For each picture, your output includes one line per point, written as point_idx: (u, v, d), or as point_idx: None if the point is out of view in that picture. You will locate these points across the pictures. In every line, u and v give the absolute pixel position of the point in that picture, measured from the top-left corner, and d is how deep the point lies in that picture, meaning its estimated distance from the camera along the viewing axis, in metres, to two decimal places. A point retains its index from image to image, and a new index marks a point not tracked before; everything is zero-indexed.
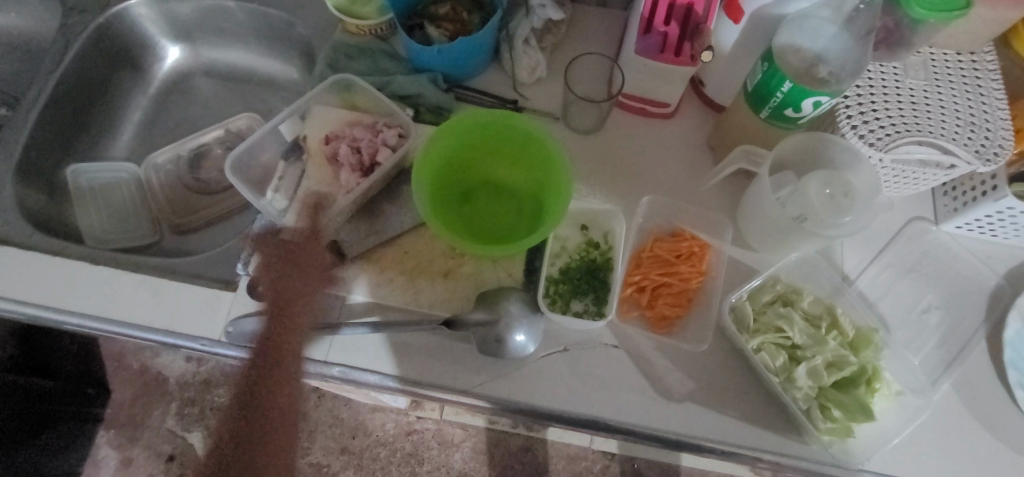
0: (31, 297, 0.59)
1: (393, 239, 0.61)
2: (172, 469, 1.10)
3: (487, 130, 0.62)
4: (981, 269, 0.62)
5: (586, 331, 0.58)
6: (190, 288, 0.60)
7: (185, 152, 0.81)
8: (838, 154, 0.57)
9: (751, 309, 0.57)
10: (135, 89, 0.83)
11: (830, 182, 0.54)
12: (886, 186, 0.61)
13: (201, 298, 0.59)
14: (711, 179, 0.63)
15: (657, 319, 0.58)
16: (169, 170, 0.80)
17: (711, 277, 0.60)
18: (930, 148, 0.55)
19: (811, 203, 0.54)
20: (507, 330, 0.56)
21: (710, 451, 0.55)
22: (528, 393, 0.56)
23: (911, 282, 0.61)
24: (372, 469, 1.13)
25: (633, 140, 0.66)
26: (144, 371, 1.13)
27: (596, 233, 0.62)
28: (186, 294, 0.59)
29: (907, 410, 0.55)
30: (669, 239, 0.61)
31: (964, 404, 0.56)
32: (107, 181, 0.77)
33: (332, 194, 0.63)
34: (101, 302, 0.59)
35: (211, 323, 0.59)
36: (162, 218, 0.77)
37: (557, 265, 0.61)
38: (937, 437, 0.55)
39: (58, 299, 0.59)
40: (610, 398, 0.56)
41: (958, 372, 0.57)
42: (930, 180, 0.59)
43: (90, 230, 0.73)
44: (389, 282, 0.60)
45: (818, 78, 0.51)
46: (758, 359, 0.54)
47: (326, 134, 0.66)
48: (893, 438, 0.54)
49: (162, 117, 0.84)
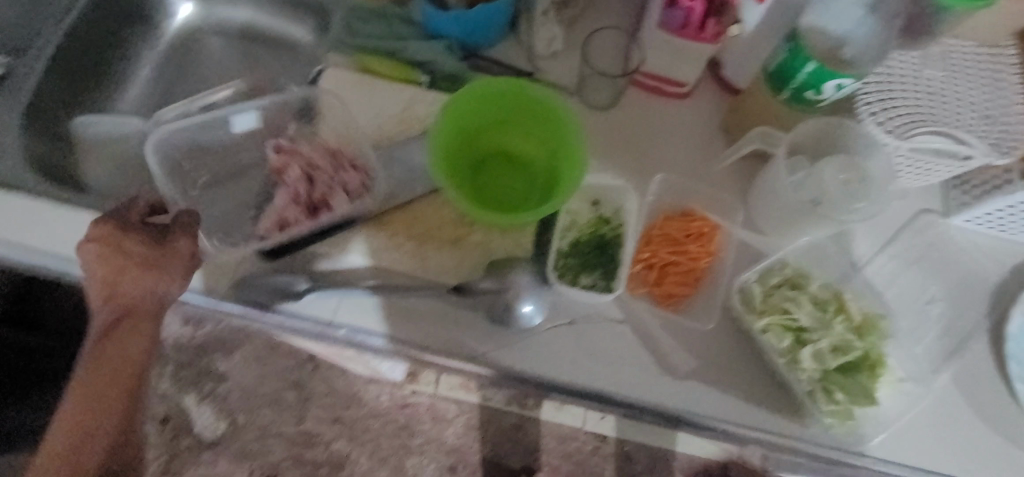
0: (37, 245, 0.58)
1: (403, 205, 0.61)
2: (166, 430, 1.14)
3: (503, 99, 0.61)
4: (988, 263, 0.62)
5: (592, 305, 0.58)
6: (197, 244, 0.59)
7: (193, 108, 0.78)
8: (854, 141, 0.56)
9: (759, 291, 0.57)
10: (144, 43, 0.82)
11: (845, 168, 0.56)
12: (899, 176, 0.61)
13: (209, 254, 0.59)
14: (724, 161, 0.63)
15: (663, 297, 0.58)
16: (176, 125, 0.77)
17: (719, 258, 0.60)
18: (947, 138, 0.55)
19: (825, 187, 0.55)
20: (516, 300, 0.56)
21: (710, 429, 0.55)
22: (533, 365, 0.56)
23: (919, 273, 0.61)
24: (364, 440, 1.13)
25: (648, 117, 0.65)
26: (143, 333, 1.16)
27: (605, 209, 0.62)
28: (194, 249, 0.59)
29: (908, 396, 0.55)
30: (679, 218, 0.60)
31: (963, 394, 0.57)
32: (112, 131, 0.75)
33: (343, 157, 0.63)
34: None
35: (218, 280, 0.58)
36: None
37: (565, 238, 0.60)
38: (934, 425, 0.55)
39: (64, 248, 0.59)
40: (614, 372, 0.56)
41: (959, 363, 0.58)
42: (943, 172, 0.59)
43: (96, 182, 0.72)
44: (397, 247, 0.59)
45: (842, 60, 0.51)
46: (764, 340, 0.54)
47: (338, 96, 0.65)
48: (892, 423, 0.54)
49: (169, 73, 0.82)
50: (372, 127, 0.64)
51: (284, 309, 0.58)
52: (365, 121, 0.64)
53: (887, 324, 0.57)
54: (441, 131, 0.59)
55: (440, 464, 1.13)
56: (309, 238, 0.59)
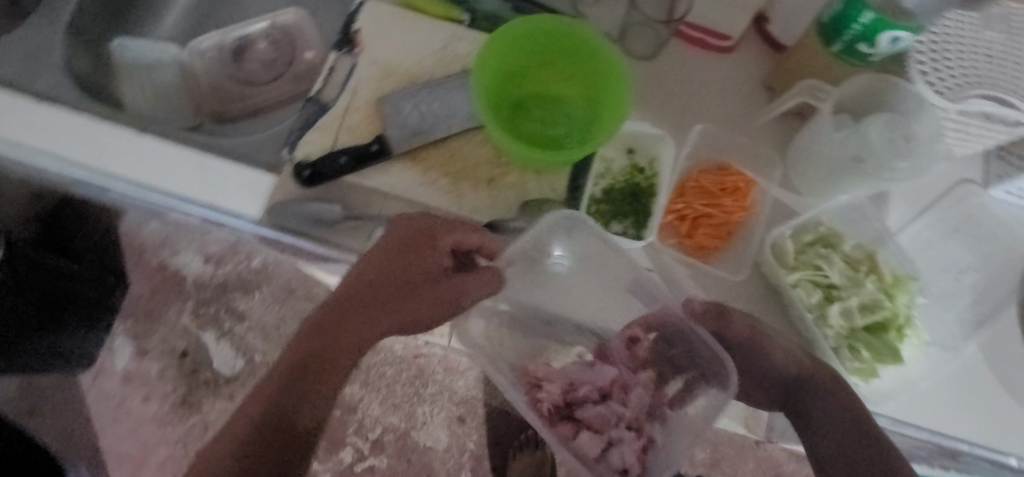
0: (78, 156, 0.59)
1: (440, 142, 0.60)
2: (185, 365, 1.07)
3: (545, 40, 0.61)
4: (1022, 236, 0.62)
5: (621, 251, 0.59)
6: (234, 166, 0.59)
7: (228, 41, 0.79)
8: (902, 100, 0.55)
9: (792, 248, 0.57)
10: None
11: (889, 127, 0.54)
12: None
13: (246, 177, 0.59)
14: (765, 117, 0.62)
15: (694, 248, 0.59)
16: (212, 56, 0.78)
17: (753, 213, 0.60)
18: (999, 102, 0.54)
19: (869, 144, 0.54)
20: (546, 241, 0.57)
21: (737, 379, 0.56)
22: None
23: (953, 242, 0.61)
24: (378, 386, 1.16)
25: (688, 69, 0.65)
26: (162, 268, 1.07)
27: (642, 156, 0.62)
28: (232, 172, 0.59)
29: (933, 360, 0.56)
30: (715, 171, 0.60)
31: (990, 363, 0.57)
32: (151, 58, 0.76)
33: (382, 91, 0.62)
34: (148, 169, 0.59)
35: (254, 201, 0.59)
36: (203, 104, 0.77)
37: (599, 183, 0.61)
38: (959, 391, 0.55)
39: (104, 160, 0.59)
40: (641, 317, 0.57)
41: (988, 332, 0.58)
42: (989, 138, 0.58)
43: (133, 104, 0.73)
44: (432, 183, 0.59)
45: (903, 13, 0.49)
46: (794, 294, 0.55)
47: (378, 29, 0.64)
48: (915, 384, 0.55)
49: (204, 3, 0.81)
50: (411, 61, 0.63)
51: (319, 236, 0.59)
52: (403, 56, 0.63)
53: (918, 288, 0.57)
54: (483, 69, 0.58)
55: (450, 415, 1.15)
56: (342, 167, 0.58)
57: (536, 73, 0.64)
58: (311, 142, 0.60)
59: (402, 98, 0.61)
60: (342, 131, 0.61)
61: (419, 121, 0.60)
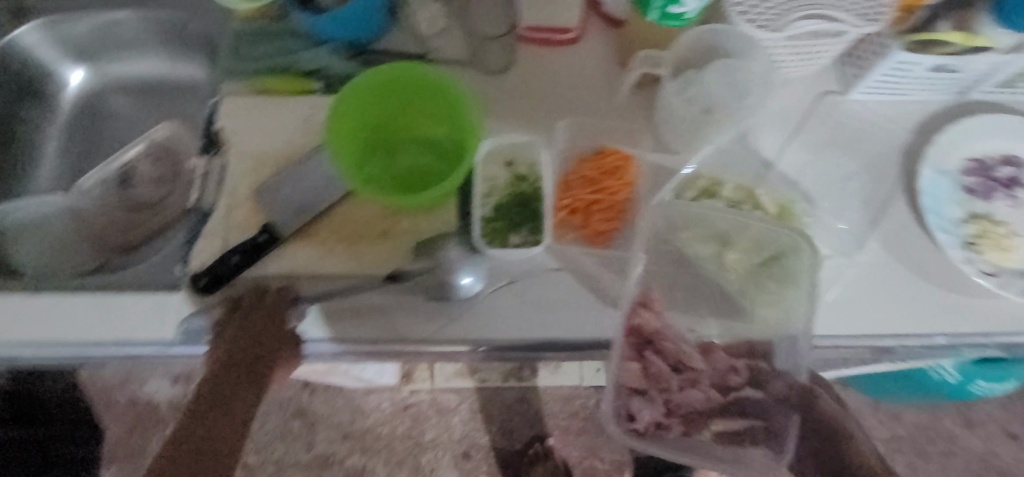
0: None
1: (327, 210, 0.62)
2: None
3: (392, 86, 0.62)
4: (893, 128, 0.64)
5: (528, 261, 0.60)
6: (133, 298, 0.59)
7: (110, 172, 0.80)
8: (732, 44, 0.58)
9: (678, 208, 0.60)
10: (46, 120, 0.82)
11: (727, 72, 0.57)
12: (787, 65, 0.63)
13: (147, 304, 0.59)
14: (622, 93, 0.65)
15: (593, 235, 0.61)
16: (99, 192, 0.79)
17: (637, 187, 0.62)
18: (819, 19, 0.56)
19: (711, 96, 0.58)
20: (451, 275, 0.57)
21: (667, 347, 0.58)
22: (487, 330, 0.58)
23: (830, 153, 0.64)
24: (378, 448, 1.16)
25: (541, 70, 0.67)
26: (133, 403, 1.10)
27: (520, 165, 0.63)
28: (132, 304, 0.59)
29: (835, 270, 0.59)
30: (592, 158, 0.62)
31: (891, 256, 0.59)
32: (37, 213, 0.75)
33: (259, 180, 0.63)
34: (51, 327, 0.59)
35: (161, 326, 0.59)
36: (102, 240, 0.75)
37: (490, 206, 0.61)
38: (868, 292, 0.58)
39: (8, 332, 0.59)
40: (561, 317, 0.58)
41: (882, 227, 0.60)
42: (825, 51, 0.61)
43: (29, 263, 0.72)
44: (331, 253, 0.60)
45: None
46: (690, 251, 0.58)
47: (239, 122, 0.65)
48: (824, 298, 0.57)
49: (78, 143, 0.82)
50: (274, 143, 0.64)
51: None
52: (270, 142, 0.64)
53: (801, 208, 0.60)
54: (340, 136, 0.60)
55: (455, 453, 1.15)
56: (238, 264, 0.59)
57: (400, 118, 0.65)
58: (203, 249, 0.61)
59: (278, 181, 0.62)
60: (230, 229, 0.62)
61: (299, 198, 0.61)
